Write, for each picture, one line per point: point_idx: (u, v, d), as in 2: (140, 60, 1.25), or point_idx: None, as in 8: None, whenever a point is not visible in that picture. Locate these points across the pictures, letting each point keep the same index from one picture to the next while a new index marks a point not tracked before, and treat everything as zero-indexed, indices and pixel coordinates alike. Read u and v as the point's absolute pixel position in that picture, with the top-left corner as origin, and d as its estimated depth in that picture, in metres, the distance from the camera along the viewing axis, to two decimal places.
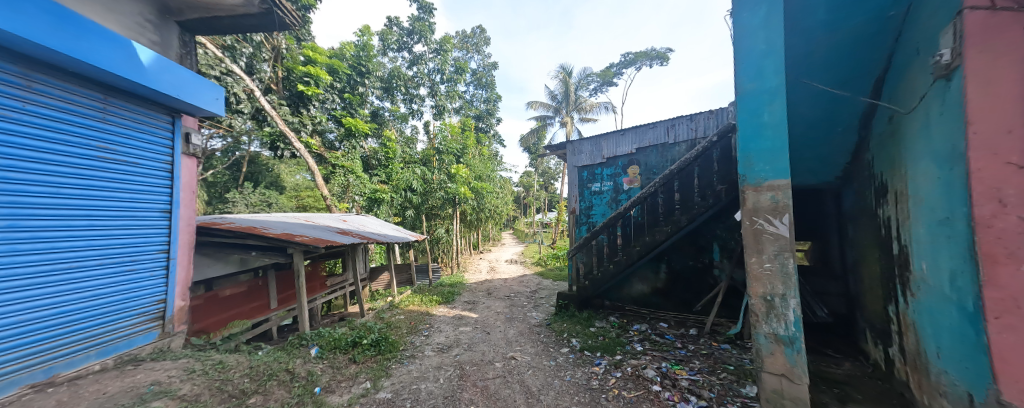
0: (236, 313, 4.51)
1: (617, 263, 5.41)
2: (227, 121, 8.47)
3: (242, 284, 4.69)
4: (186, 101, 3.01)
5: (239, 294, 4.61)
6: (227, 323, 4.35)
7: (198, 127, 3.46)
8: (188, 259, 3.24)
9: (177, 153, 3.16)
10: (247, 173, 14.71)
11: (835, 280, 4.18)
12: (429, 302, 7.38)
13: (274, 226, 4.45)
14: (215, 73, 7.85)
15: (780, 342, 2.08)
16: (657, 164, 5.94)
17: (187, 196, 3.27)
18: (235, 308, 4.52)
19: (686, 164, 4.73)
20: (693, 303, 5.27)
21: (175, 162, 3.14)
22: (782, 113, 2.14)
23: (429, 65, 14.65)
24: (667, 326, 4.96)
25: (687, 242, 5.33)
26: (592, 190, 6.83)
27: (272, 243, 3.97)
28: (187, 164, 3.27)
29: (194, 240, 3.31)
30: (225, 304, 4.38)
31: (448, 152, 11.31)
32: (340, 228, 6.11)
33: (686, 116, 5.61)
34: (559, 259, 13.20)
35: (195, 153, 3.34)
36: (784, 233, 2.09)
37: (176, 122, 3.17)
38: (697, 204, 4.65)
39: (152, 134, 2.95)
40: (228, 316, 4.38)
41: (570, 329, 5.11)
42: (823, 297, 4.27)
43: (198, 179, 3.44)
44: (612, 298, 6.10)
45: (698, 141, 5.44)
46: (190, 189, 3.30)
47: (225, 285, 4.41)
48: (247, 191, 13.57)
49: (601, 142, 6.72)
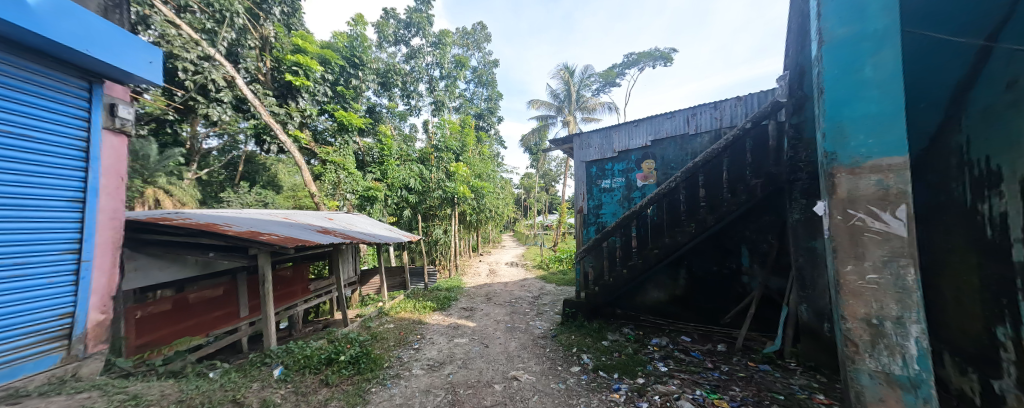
0: (197, 323, 3.90)
1: (631, 268, 4.84)
2: (201, 110, 7.72)
3: (211, 289, 4.12)
4: (97, 57, 2.48)
5: (207, 301, 4.04)
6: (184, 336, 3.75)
7: (130, 99, 3.00)
8: (112, 262, 2.78)
9: (96, 127, 2.69)
10: (241, 171, 14.16)
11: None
12: (423, 309, 6.77)
13: (240, 223, 3.85)
14: (189, 55, 7.18)
15: (894, 385, 1.49)
16: (676, 158, 5.34)
17: (112, 183, 2.79)
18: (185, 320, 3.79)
19: (713, 156, 4.16)
20: (716, 313, 4.68)
21: (92, 138, 2.65)
22: (892, 67, 1.56)
23: (427, 59, 14.12)
24: (689, 341, 4.36)
25: (711, 246, 4.74)
26: (602, 187, 6.25)
27: (232, 242, 3.38)
28: (113, 142, 2.81)
29: (120, 239, 2.84)
30: (178, 315, 3.74)
31: (447, 149, 10.77)
32: (323, 226, 5.50)
33: (710, 103, 5.03)
34: (562, 262, 12.62)
35: (123, 129, 2.87)
36: (898, 231, 1.50)
37: (95, 90, 2.71)
38: (726, 201, 4.05)
39: (55, 100, 2.47)
40: (187, 326, 3.79)
41: (580, 342, 4.52)
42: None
43: (128, 163, 2.95)
44: (624, 306, 5.51)
45: (725, 131, 4.84)
46: (116, 174, 2.83)
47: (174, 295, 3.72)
48: (241, 190, 12.96)
49: (613, 135, 6.14)
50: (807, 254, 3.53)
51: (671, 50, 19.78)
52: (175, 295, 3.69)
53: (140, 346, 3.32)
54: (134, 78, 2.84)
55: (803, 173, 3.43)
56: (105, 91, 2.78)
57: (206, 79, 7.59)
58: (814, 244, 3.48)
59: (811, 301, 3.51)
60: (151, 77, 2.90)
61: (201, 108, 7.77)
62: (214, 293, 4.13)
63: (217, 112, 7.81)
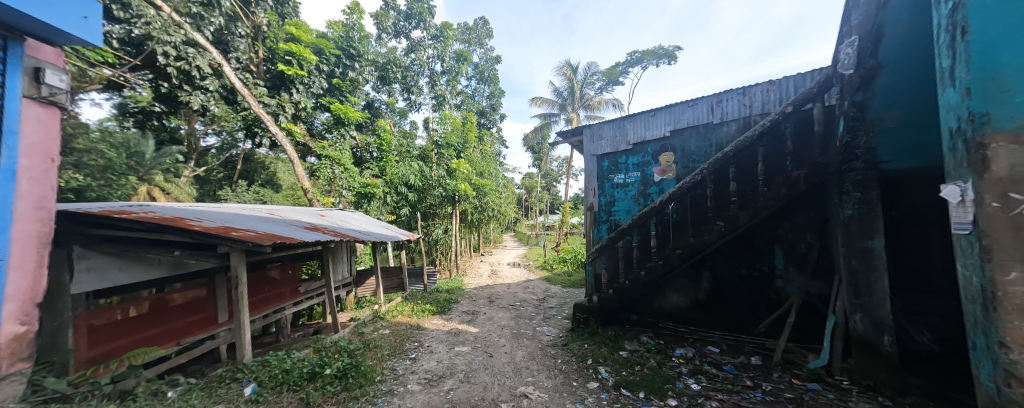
0: (166, 330, 3.48)
1: (650, 270, 4.40)
2: (184, 97, 7.32)
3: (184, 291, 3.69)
4: (11, 6, 2.07)
5: (180, 305, 3.62)
6: (151, 344, 3.35)
7: (61, 63, 2.63)
8: (35, 261, 2.38)
9: (15, 94, 2.29)
10: (240, 169, 13.73)
11: (940, 296, 2.91)
12: (421, 312, 6.31)
13: (213, 218, 3.41)
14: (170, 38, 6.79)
15: None
16: (698, 149, 4.88)
17: (35, 163, 2.38)
18: (149, 328, 3.32)
19: (748, 144, 3.73)
20: (746, 321, 4.21)
21: (10, 106, 2.26)
22: None
23: (428, 52, 13.65)
24: (717, 352, 3.91)
25: (739, 247, 4.29)
26: (614, 183, 5.81)
27: (199, 239, 2.95)
28: (40, 113, 2.43)
29: (49, 232, 2.47)
30: (143, 321, 3.28)
31: (447, 146, 10.34)
32: (311, 223, 5.04)
33: (738, 89, 4.56)
34: (566, 263, 12.14)
35: (52, 99, 2.48)
36: None
37: (13, 49, 2.31)
38: (760, 196, 3.62)
39: None
40: (155, 333, 3.39)
41: (594, 353, 4.08)
42: (921, 318, 2.99)
43: (58, 139, 2.56)
44: (640, 312, 5.07)
45: (755, 119, 4.38)
46: (42, 153, 2.43)
47: (139, 300, 3.23)
48: (239, 189, 12.51)
49: (627, 126, 5.69)
50: (862, 255, 3.06)
51: (675, 47, 19.26)
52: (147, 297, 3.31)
53: (97, 358, 2.92)
54: (65, 36, 2.47)
55: (858, 162, 2.98)
56: (29, 53, 2.42)
57: (190, 65, 7.15)
58: (871, 244, 3.02)
59: (867, 310, 3.03)
60: (86, 35, 2.53)
61: (185, 96, 7.36)
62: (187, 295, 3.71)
63: (199, 99, 7.39)
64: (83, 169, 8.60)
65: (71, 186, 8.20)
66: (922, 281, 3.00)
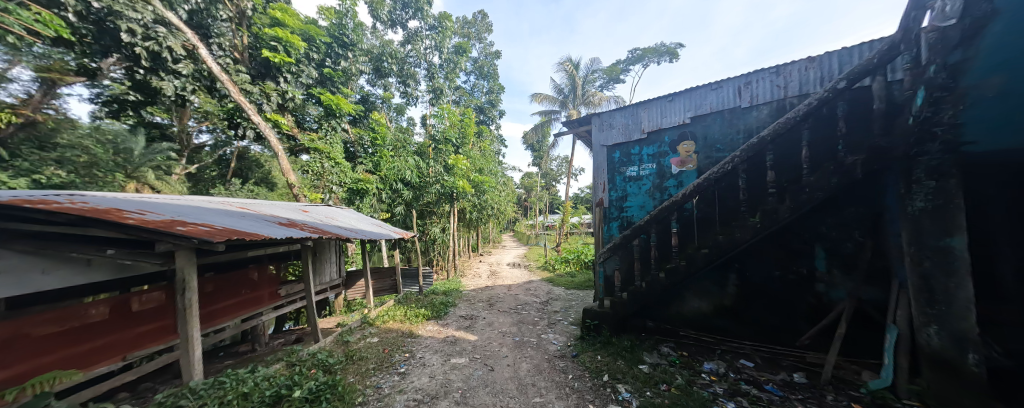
0: (108, 342, 3.00)
1: (670, 273, 3.90)
2: (156, 83, 6.92)
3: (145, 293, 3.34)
4: None
5: (134, 312, 3.21)
6: (94, 359, 2.89)
7: None
8: None
9: None
10: (233, 167, 13.09)
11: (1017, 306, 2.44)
12: (415, 318, 5.76)
13: (162, 211, 2.89)
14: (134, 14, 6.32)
15: None
16: (723, 137, 4.38)
17: None
18: (92, 339, 2.91)
19: (790, 127, 3.23)
20: (782, 332, 3.69)
21: None
22: None
23: (425, 43, 13.09)
24: (751, 367, 3.42)
25: (773, 245, 3.78)
26: (627, 176, 5.29)
27: (136, 235, 2.42)
28: None
29: None
30: (87, 331, 2.88)
31: (446, 141, 9.84)
32: (289, 219, 4.48)
33: (770, 68, 4.04)
34: (569, 264, 11.58)
35: None
36: None
37: None
38: (805, 186, 3.12)
39: None
40: (99, 345, 2.94)
41: (610, 367, 3.57)
42: (996, 332, 2.46)
43: None
44: (656, 317, 4.55)
45: (792, 101, 3.87)
46: None
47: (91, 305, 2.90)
48: (233, 187, 11.93)
49: (641, 113, 5.18)
50: (937, 256, 2.53)
51: (677, 45, 18.89)
52: (106, 297, 3.01)
53: (23, 374, 2.49)
54: None
55: (935, 143, 2.46)
56: None
57: (160, 46, 6.67)
58: (950, 242, 2.48)
59: (946, 322, 2.49)
60: None
61: (156, 81, 6.96)
62: (148, 299, 3.34)
63: (172, 85, 7.01)
64: (65, 165, 7.54)
65: (52, 183, 7.26)
66: (997, 286, 2.51)
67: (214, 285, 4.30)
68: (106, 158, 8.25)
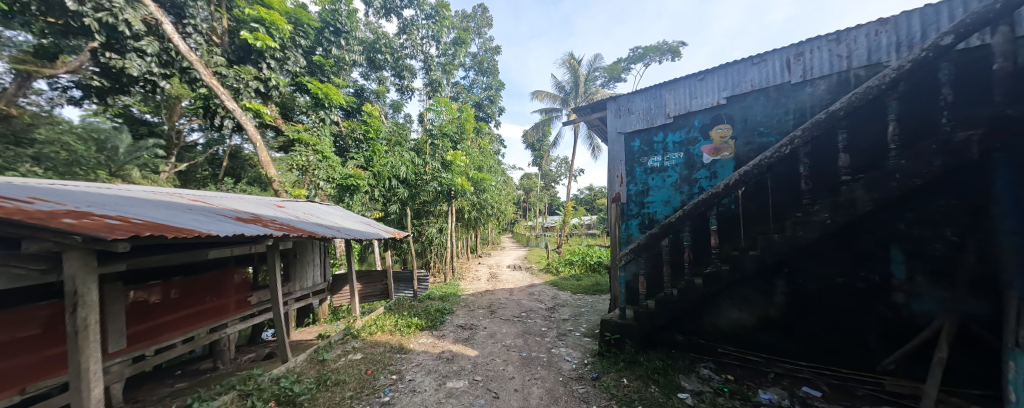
0: (16, 367, 2.34)
1: (711, 280, 3.23)
2: (116, 62, 6.32)
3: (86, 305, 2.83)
4: None
5: (51, 330, 2.56)
6: None
7: None
8: None
9: None
10: (227, 166, 12.16)
11: None
12: (406, 328, 5.06)
13: (65, 201, 2.18)
14: None
15: None
16: (767, 118, 3.73)
17: None
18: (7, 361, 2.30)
19: (871, 98, 2.57)
20: (852, 352, 3.02)
21: None
22: None
23: (422, 32, 12.41)
24: (820, 397, 2.75)
25: (835, 246, 3.12)
26: (648, 167, 4.63)
27: (4, 233, 1.73)
28: None
29: None
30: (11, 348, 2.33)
31: (444, 137, 9.10)
32: (253, 214, 3.76)
33: (829, 34, 3.40)
34: (574, 266, 10.89)
35: None
36: None
37: None
38: (896, 172, 2.46)
39: None
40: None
41: (642, 395, 2.89)
42: None
43: None
44: (686, 330, 3.87)
45: (857, 73, 3.24)
46: None
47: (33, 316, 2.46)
48: (224, 185, 11.22)
49: (665, 95, 4.51)
50: None
51: (682, 43, 18.35)
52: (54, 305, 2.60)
53: None
54: None
55: None
56: None
57: (115, 18, 6.03)
58: None
59: None
60: None
61: (115, 60, 6.33)
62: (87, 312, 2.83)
63: (136, 65, 6.44)
64: (43, 162, 6.81)
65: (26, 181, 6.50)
66: None
67: (176, 290, 3.61)
68: (88, 156, 7.58)
